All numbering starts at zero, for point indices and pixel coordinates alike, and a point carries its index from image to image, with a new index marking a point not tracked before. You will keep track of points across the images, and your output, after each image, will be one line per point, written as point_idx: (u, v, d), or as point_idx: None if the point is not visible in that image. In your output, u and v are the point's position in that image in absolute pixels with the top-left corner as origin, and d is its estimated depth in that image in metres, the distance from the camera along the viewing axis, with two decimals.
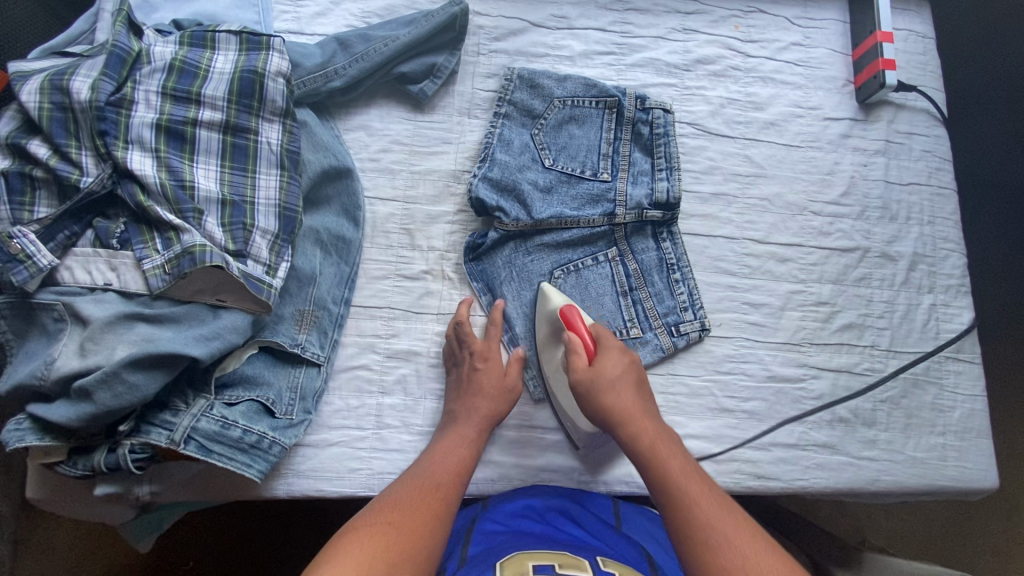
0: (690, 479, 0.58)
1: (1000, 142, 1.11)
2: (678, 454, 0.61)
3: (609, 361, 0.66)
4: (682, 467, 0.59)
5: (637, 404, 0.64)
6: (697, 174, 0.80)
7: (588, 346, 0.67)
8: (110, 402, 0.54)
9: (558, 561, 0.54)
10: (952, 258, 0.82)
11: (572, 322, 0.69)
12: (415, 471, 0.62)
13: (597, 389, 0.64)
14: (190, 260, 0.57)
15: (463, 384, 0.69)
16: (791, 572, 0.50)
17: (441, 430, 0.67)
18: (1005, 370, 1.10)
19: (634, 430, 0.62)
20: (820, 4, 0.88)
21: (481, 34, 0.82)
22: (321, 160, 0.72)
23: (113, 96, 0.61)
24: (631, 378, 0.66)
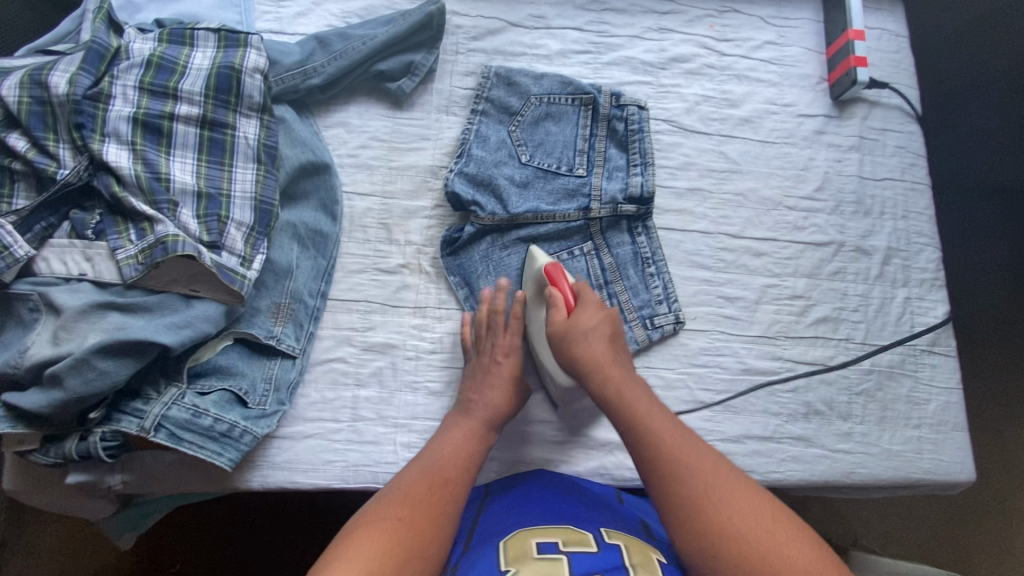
0: (655, 420, 0.61)
1: (976, 141, 1.12)
2: (643, 395, 0.64)
3: (586, 315, 0.67)
4: (648, 407, 0.63)
5: (608, 351, 0.66)
6: (673, 169, 0.81)
7: (568, 300, 0.68)
8: (80, 388, 0.54)
9: (563, 537, 0.57)
10: (926, 252, 0.82)
11: (556, 280, 0.69)
12: (423, 464, 0.62)
13: (572, 340, 0.66)
14: (162, 249, 0.59)
15: (480, 375, 0.69)
16: (752, 493, 0.56)
17: (451, 418, 0.67)
18: (983, 367, 1.11)
19: (604, 377, 0.65)
20: (794, 4, 0.89)
21: (459, 34, 0.83)
22: (298, 155, 0.73)
23: (91, 89, 0.62)
24: (605, 329, 0.67)
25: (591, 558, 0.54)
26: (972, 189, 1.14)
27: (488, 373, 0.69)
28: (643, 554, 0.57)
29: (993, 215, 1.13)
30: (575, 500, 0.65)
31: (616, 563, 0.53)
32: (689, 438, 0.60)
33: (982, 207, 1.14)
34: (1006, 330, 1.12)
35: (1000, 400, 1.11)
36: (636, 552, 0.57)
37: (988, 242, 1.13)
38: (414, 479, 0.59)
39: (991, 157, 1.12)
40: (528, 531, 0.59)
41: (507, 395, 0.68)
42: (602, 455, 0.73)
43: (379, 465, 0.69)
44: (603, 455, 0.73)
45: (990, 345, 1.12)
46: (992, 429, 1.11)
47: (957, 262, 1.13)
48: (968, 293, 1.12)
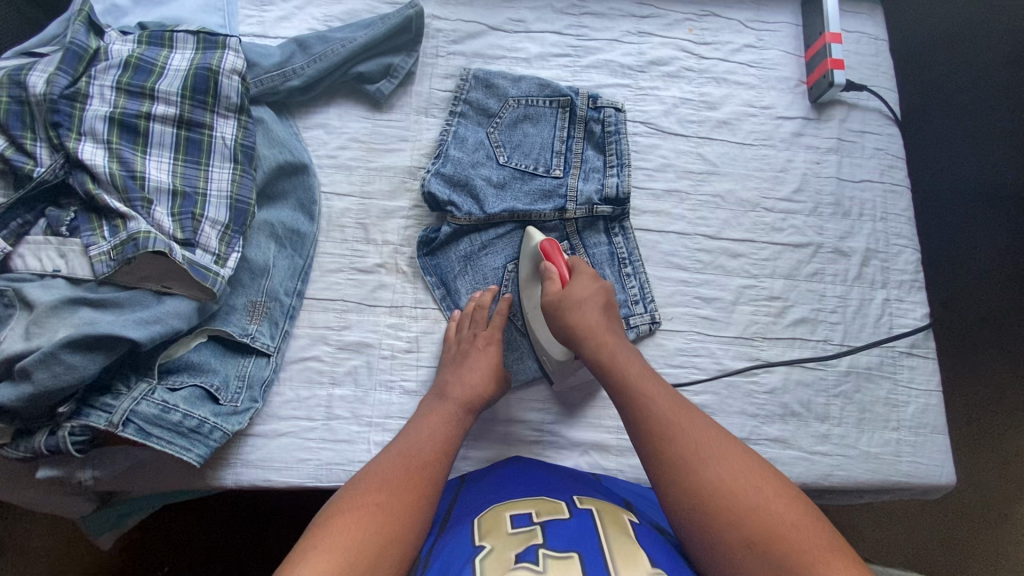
0: (647, 383, 0.61)
1: (962, 144, 1.12)
2: (636, 361, 0.64)
3: (580, 284, 0.68)
4: (639, 372, 0.63)
5: (602, 320, 0.67)
6: (651, 171, 0.82)
7: (563, 274, 0.70)
8: (48, 382, 0.55)
9: (535, 508, 0.59)
10: (905, 254, 0.82)
11: (550, 255, 0.71)
12: (398, 448, 0.62)
13: (565, 309, 0.67)
14: (134, 246, 0.59)
15: (458, 359, 0.70)
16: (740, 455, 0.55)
17: (427, 404, 0.68)
18: (974, 370, 1.10)
19: (597, 344, 0.65)
20: (773, 8, 0.90)
21: (439, 37, 0.84)
22: (276, 155, 0.74)
23: (68, 89, 0.63)
24: (599, 300, 0.68)
25: (564, 527, 0.55)
26: (962, 195, 1.12)
27: (469, 357, 0.70)
28: (614, 517, 0.58)
29: (983, 219, 1.12)
30: (550, 476, 0.66)
31: (588, 528, 0.55)
32: (682, 403, 0.60)
33: (973, 212, 1.12)
34: (1002, 335, 1.10)
35: (1000, 410, 1.09)
36: (608, 514, 0.58)
37: (980, 246, 1.12)
38: (391, 465, 0.59)
39: (979, 164, 1.12)
40: (502, 506, 0.60)
41: (487, 377, 0.69)
42: (576, 456, 0.72)
43: (352, 464, 0.68)
44: (578, 456, 0.73)
45: (985, 353, 1.10)
46: (992, 439, 1.08)
47: (945, 273, 1.12)
48: (960, 302, 1.11)
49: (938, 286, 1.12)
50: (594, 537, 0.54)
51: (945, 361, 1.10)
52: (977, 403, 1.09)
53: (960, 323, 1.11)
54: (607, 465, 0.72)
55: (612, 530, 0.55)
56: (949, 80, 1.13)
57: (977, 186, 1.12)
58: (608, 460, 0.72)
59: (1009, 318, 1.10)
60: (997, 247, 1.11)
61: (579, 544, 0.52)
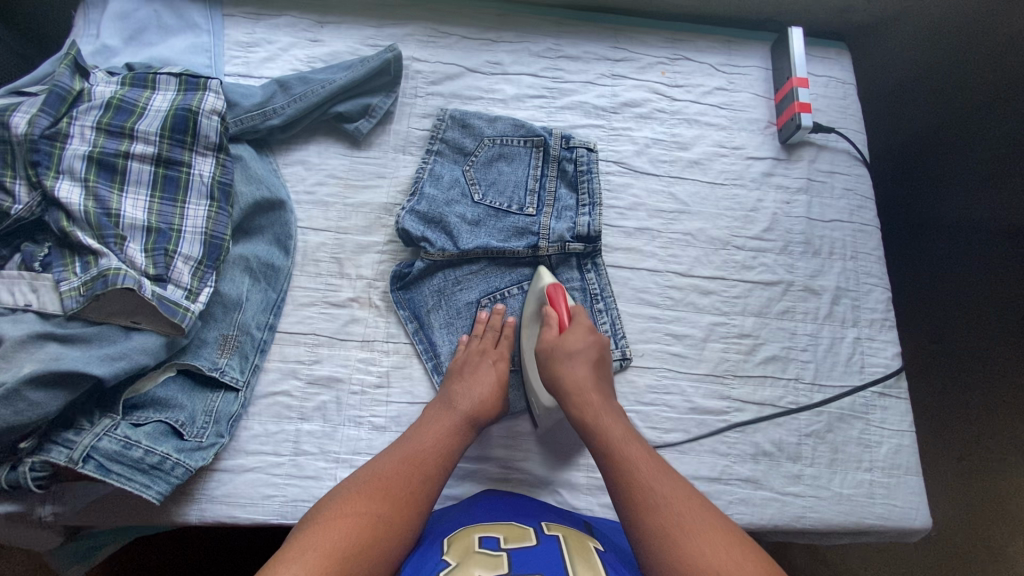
0: (631, 445, 0.62)
1: (943, 184, 1.13)
2: (619, 422, 0.65)
3: (574, 336, 0.70)
4: (623, 434, 0.64)
5: (591, 376, 0.68)
6: (622, 210, 0.83)
7: (561, 320, 0.72)
8: (9, 419, 0.55)
9: (504, 533, 0.58)
10: (875, 293, 0.83)
11: (554, 300, 0.73)
12: (397, 454, 0.62)
13: (556, 359, 0.68)
14: (103, 282, 0.61)
15: (463, 371, 0.70)
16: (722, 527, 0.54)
17: (433, 408, 0.68)
18: (933, 371, 1.12)
19: (582, 402, 0.66)
20: (743, 52, 0.93)
21: (418, 78, 0.87)
22: (253, 192, 0.75)
23: (49, 129, 0.66)
24: (592, 354, 0.69)
25: (531, 551, 0.54)
26: (952, 230, 1.14)
27: (477, 371, 0.70)
28: (581, 544, 0.58)
29: (968, 256, 1.13)
30: (523, 504, 0.67)
31: (555, 553, 0.54)
32: (667, 472, 0.60)
33: (955, 248, 1.14)
34: (987, 369, 1.09)
35: (996, 437, 1.06)
36: (574, 541, 0.58)
37: (959, 282, 1.13)
38: (391, 472, 0.60)
39: (970, 200, 1.11)
40: (471, 529, 0.59)
41: (494, 395, 0.69)
42: (544, 494, 0.71)
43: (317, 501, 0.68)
44: (547, 495, 0.72)
45: (971, 388, 1.09)
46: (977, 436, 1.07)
47: (932, 310, 1.14)
48: (948, 338, 1.12)
49: (924, 323, 1.14)
50: (561, 562, 0.53)
51: (929, 393, 1.11)
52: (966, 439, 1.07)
53: (945, 357, 1.12)
54: (577, 504, 0.71)
55: (579, 557, 0.55)
56: (921, 122, 1.13)
57: (968, 220, 1.12)
58: (578, 499, 0.71)
59: (1001, 349, 1.08)
60: (991, 278, 1.11)
61: (545, 567, 0.52)
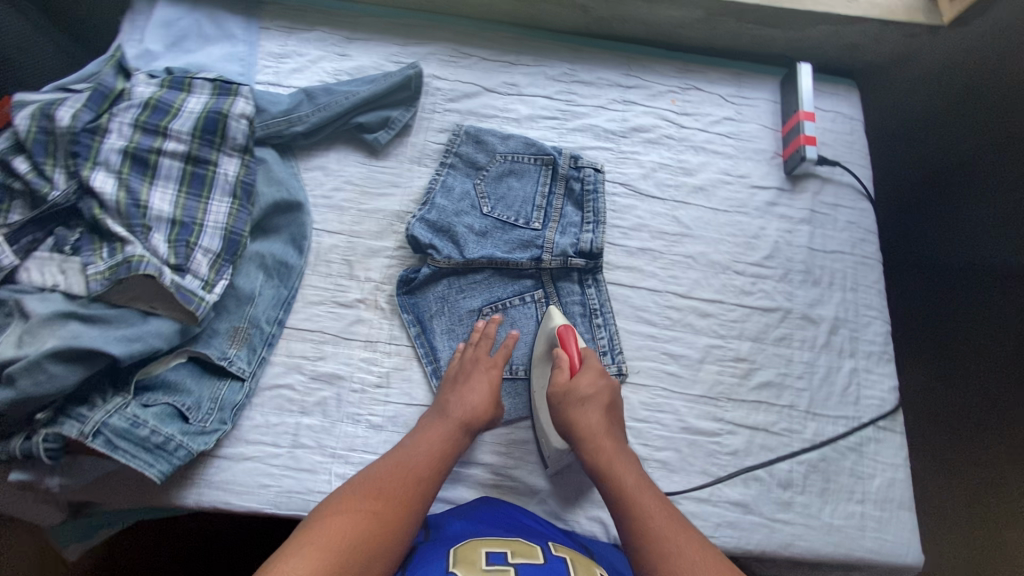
0: (645, 495, 0.62)
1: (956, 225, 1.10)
2: (633, 470, 0.65)
3: (586, 378, 0.70)
4: (636, 483, 0.64)
5: (603, 423, 0.68)
6: (626, 230, 0.85)
7: (572, 363, 0.71)
8: (30, 389, 0.59)
9: (510, 548, 0.59)
10: (874, 325, 0.83)
11: (564, 342, 0.73)
12: (393, 458, 0.64)
13: (567, 403, 0.68)
14: (127, 267, 0.65)
15: (457, 378, 0.72)
16: None
17: (429, 416, 0.69)
18: (933, 408, 1.10)
19: (593, 447, 0.66)
20: (753, 84, 0.96)
21: (437, 95, 0.91)
22: (273, 193, 0.79)
23: (90, 124, 0.71)
24: (604, 397, 0.69)
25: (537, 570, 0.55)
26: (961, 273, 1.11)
27: (470, 380, 0.71)
28: (587, 569, 0.59)
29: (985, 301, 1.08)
30: (522, 519, 0.67)
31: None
32: (677, 520, 0.60)
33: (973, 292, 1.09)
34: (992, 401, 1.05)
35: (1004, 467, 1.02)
36: (580, 564, 0.59)
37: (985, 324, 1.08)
38: (386, 475, 0.62)
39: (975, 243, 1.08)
40: (477, 541, 0.60)
41: (486, 401, 0.70)
42: (532, 504, 0.72)
43: (311, 494, 0.70)
44: (535, 504, 0.72)
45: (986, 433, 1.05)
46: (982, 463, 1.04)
47: (947, 354, 1.11)
48: (960, 380, 1.09)
49: (928, 362, 1.13)
50: None
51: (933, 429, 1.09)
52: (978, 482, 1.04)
53: (958, 400, 1.09)
54: (564, 515, 0.72)
55: None
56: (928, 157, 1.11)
57: (978, 265, 1.09)
58: (565, 511, 0.72)
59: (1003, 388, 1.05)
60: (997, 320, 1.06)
61: None
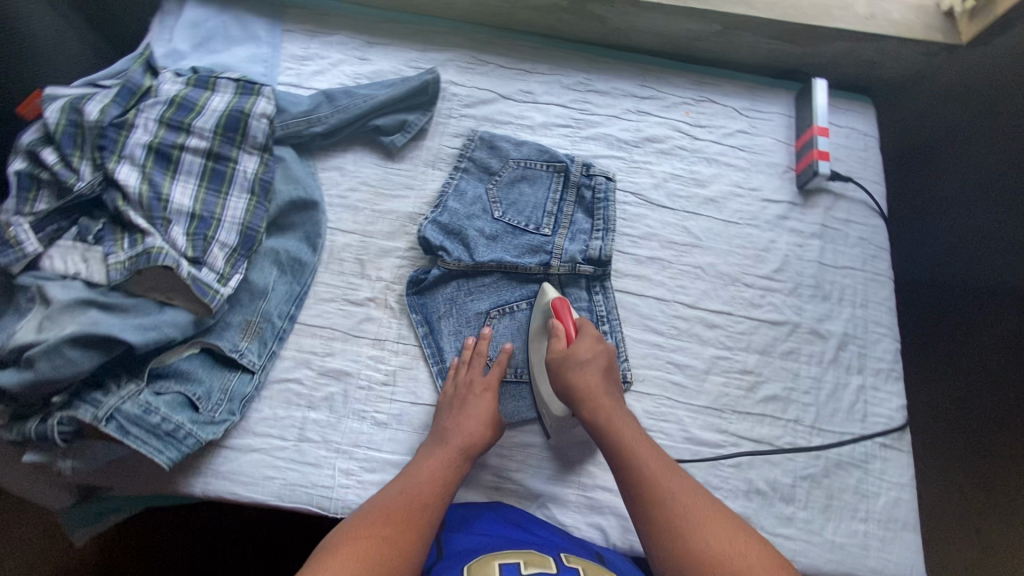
0: (642, 446, 0.64)
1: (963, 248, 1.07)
2: (629, 423, 0.66)
3: (585, 345, 0.71)
4: (633, 435, 0.65)
5: (602, 386, 0.68)
6: (636, 239, 0.86)
7: (569, 332, 0.72)
8: (48, 372, 0.61)
9: (523, 559, 0.59)
10: (883, 342, 0.83)
11: (559, 313, 0.74)
12: (396, 488, 0.64)
13: (566, 367, 0.69)
14: (146, 258, 0.67)
15: (455, 404, 0.72)
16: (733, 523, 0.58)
17: (428, 445, 0.70)
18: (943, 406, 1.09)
19: (594, 406, 0.67)
20: (768, 98, 0.96)
21: (454, 101, 0.93)
22: (290, 191, 0.81)
23: (117, 119, 0.74)
24: (602, 360, 0.70)
25: None
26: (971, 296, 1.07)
27: (468, 403, 0.71)
28: None
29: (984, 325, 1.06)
30: (531, 529, 0.67)
31: None
32: (673, 468, 0.62)
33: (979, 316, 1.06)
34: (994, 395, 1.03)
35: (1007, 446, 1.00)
36: None
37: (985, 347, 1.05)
38: (390, 505, 0.62)
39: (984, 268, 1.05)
40: (490, 555, 0.60)
41: (484, 427, 0.70)
42: (533, 508, 0.72)
43: (314, 488, 0.71)
44: (535, 508, 0.72)
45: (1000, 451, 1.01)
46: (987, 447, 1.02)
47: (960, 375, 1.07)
48: (970, 399, 1.06)
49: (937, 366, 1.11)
50: None
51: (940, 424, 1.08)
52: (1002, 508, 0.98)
53: (971, 421, 1.05)
54: (563, 520, 0.72)
55: None
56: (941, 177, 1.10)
57: (984, 285, 1.05)
58: (565, 516, 0.72)
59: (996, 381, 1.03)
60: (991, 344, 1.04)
61: None
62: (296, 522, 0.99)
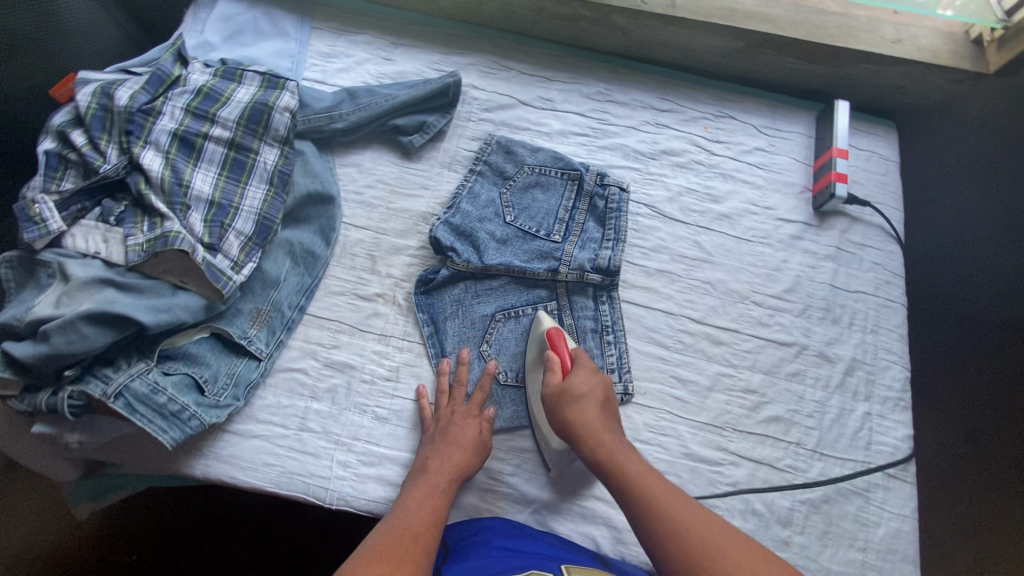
0: (648, 479, 0.62)
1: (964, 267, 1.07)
2: (632, 457, 0.64)
3: (580, 377, 0.70)
4: (639, 469, 0.63)
5: (602, 418, 0.67)
6: (646, 250, 0.86)
7: (564, 365, 0.72)
8: (62, 346, 0.62)
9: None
10: (892, 370, 0.82)
11: (555, 345, 0.73)
12: (386, 525, 0.60)
13: (565, 402, 0.68)
14: (163, 242, 0.69)
15: (437, 437, 0.71)
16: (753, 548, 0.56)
17: (411, 481, 0.67)
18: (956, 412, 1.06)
19: (596, 441, 0.65)
20: (789, 117, 0.96)
21: (474, 104, 0.94)
22: (308, 184, 0.83)
23: (146, 105, 0.76)
24: (600, 392, 0.69)
25: None
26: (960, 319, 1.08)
27: (450, 434, 0.70)
28: None
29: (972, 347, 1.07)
30: (531, 546, 0.65)
31: None
32: (684, 499, 0.61)
33: (965, 338, 1.08)
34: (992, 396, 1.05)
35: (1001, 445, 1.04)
36: None
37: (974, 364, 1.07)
38: (386, 540, 0.58)
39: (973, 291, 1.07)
40: None
41: (468, 452, 0.69)
42: (526, 513, 0.72)
43: (311, 477, 0.72)
44: (528, 513, 0.73)
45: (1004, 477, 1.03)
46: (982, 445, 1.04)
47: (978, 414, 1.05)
48: (984, 437, 1.05)
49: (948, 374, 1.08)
50: None
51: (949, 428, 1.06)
52: (996, 548, 1.01)
53: (982, 460, 1.04)
54: (555, 527, 0.72)
55: None
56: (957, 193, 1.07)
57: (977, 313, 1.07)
58: (557, 523, 0.72)
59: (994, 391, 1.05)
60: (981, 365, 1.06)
61: None
62: (283, 527, 0.99)
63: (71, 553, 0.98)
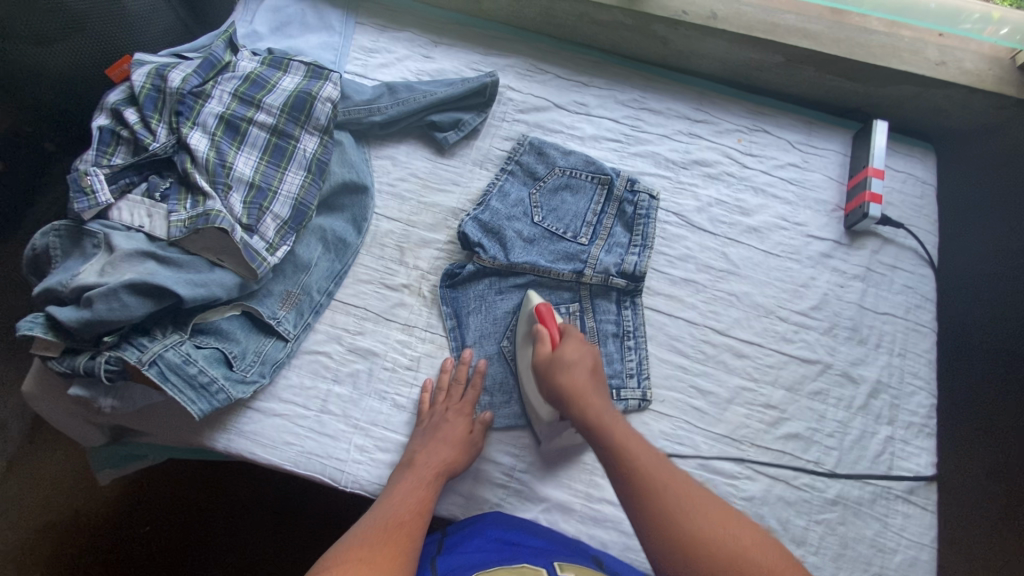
0: (633, 441, 0.61)
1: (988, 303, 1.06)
2: (617, 419, 0.64)
3: (570, 346, 0.70)
4: (625, 432, 0.62)
5: (589, 383, 0.67)
6: (672, 258, 0.86)
7: (554, 338, 0.72)
8: (103, 313, 0.64)
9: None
10: (918, 396, 0.80)
11: (545, 319, 0.73)
12: (374, 513, 0.62)
13: (554, 370, 0.68)
14: (205, 219, 0.71)
15: (431, 431, 0.71)
16: (734, 517, 0.56)
17: (399, 473, 0.69)
18: (977, 419, 1.05)
19: (582, 405, 0.65)
20: (824, 134, 0.95)
21: (509, 105, 0.95)
22: (343, 173, 0.85)
23: (196, 88, 0.79)
24: (588, 361, 0.69)
25: None
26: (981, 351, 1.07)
27: (440, 430, 0.71)
28: None
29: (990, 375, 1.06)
30: (526, 538, 0.66)
31: None
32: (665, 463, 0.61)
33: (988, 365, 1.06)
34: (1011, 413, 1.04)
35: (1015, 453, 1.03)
36: None
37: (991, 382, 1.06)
38: (371, 526, 0.60)
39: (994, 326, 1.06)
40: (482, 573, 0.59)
41: (454, 451, 0.70)
42: (537, 511, 0.73)
43: (329, 459, 0.73)
44: (539, 511, 0.73)
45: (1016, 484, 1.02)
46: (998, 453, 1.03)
47: (1011, 464, 1.03)
48: (1000, 449, 1.03)
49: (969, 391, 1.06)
50: None
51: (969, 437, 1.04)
52: None
53: (1000, 468, 1.02)
54: (564, 526, 0.72)
55: None
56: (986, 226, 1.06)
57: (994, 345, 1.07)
58: (567, 523, 0.72)
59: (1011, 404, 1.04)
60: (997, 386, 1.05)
61: None
62: (291, 513, 1.01)
63: (87, 521, 1.00)
